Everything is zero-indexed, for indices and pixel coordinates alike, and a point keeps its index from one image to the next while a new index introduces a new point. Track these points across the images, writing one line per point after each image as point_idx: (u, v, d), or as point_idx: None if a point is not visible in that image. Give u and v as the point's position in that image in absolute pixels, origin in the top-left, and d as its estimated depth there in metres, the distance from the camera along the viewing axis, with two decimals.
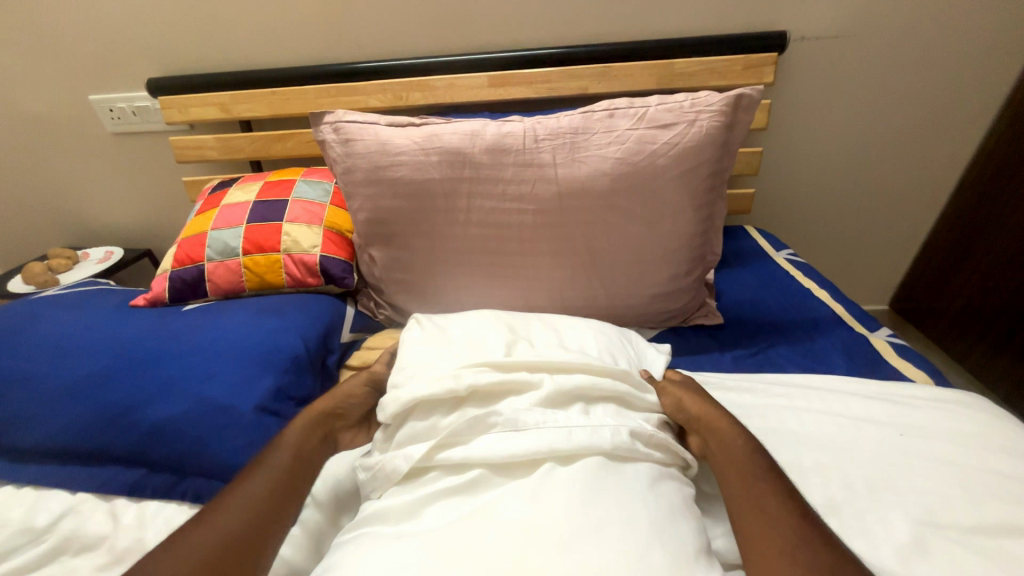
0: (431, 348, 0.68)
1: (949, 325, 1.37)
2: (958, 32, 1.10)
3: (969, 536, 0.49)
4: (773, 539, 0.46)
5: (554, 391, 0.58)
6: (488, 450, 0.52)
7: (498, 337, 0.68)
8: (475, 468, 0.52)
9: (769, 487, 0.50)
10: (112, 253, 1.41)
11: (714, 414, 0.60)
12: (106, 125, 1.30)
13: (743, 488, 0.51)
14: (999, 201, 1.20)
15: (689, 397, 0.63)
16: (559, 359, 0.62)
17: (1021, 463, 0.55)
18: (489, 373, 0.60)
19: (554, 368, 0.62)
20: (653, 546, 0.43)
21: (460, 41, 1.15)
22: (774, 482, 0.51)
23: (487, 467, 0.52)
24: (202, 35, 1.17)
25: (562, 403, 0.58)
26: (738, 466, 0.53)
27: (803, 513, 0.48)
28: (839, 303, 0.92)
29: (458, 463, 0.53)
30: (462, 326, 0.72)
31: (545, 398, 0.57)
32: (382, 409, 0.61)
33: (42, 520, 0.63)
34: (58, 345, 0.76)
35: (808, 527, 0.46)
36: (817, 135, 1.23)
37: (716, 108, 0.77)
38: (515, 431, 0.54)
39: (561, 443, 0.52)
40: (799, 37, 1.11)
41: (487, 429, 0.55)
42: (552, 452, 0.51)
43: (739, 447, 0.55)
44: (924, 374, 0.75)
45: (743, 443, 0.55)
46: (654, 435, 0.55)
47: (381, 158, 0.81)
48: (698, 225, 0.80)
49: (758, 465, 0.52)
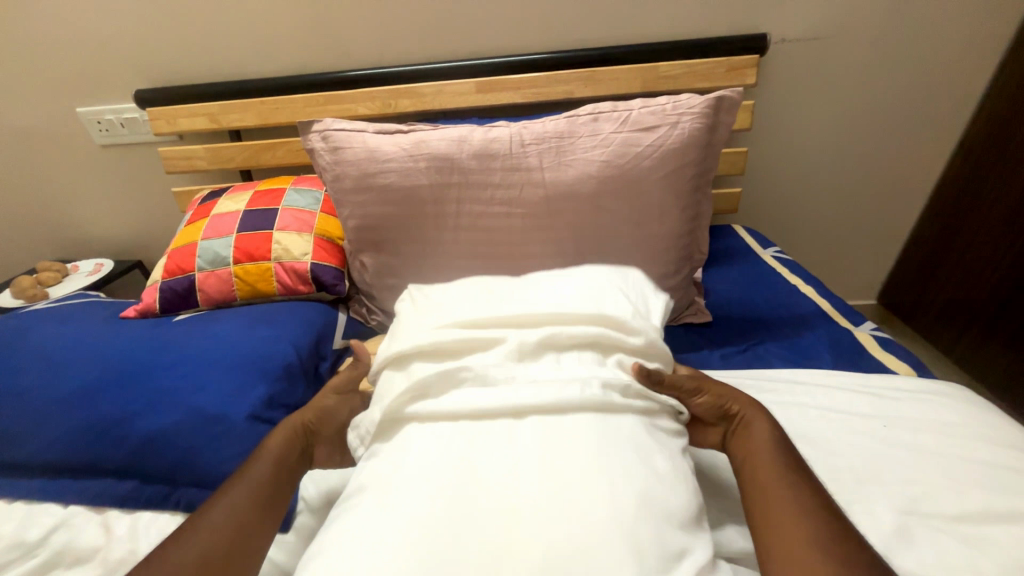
0: (414, 313, 0.69)
1: (935, 318, 1.39)
2: (932, 32, 1.13)
3: (953, 523, 0.50)
4: (797, 534, 0.44)
5: (523, 344, 0.58)
6: (460, 402, 0.53)
7: (471, 298, 0.68)
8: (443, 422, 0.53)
9: (794, 479, 0.49)
10: (102, 265, 1.40)
11: (753, 408, 0.59)
12: (94, 137, 1.30)
13: (763, 478, 0.51)
14: (980, 196, 1.23)
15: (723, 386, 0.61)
16: (525, 315, 0.61)
17: (1000, 450, 0.56)
18: (457, 332, 0.61)
19: (524, 322, 0.62)
20: (639, 506, 0.43)
21: (447, 48, 1.16)
22: (803, 473, 0.50)
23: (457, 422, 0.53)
24: (190, 46, 1.17)
25: (530, 355, 0.58)
26: (762, 454, 0.53)
27: (827, 505, 0.47)
28: (825, 299, 0.94)
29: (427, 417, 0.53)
30: (442, 293, 0.72)
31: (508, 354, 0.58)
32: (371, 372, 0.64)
33: (33, 534, 0.63)
34: (48, 359, 0.76)
35: (835, 524, 0.45)
36: (801, 134, 1.25)
37: (698, 110, 0.79)
38: (483, 385, 0.55)
39: (536, 400, 0.52)
40: (780, 39, 1.13)
41: (457, 384, 0.56)
42: (512, 408, 0.52)
43: (774, 443, 0.54)
44: (907, 366, 0.76)
45: (775, 432, 0.55)
46: (629, 385, 0.54)
47: (370, 166, 0.82)
48: (684, 225, 0.81)
49: (787, 456, 0.52)
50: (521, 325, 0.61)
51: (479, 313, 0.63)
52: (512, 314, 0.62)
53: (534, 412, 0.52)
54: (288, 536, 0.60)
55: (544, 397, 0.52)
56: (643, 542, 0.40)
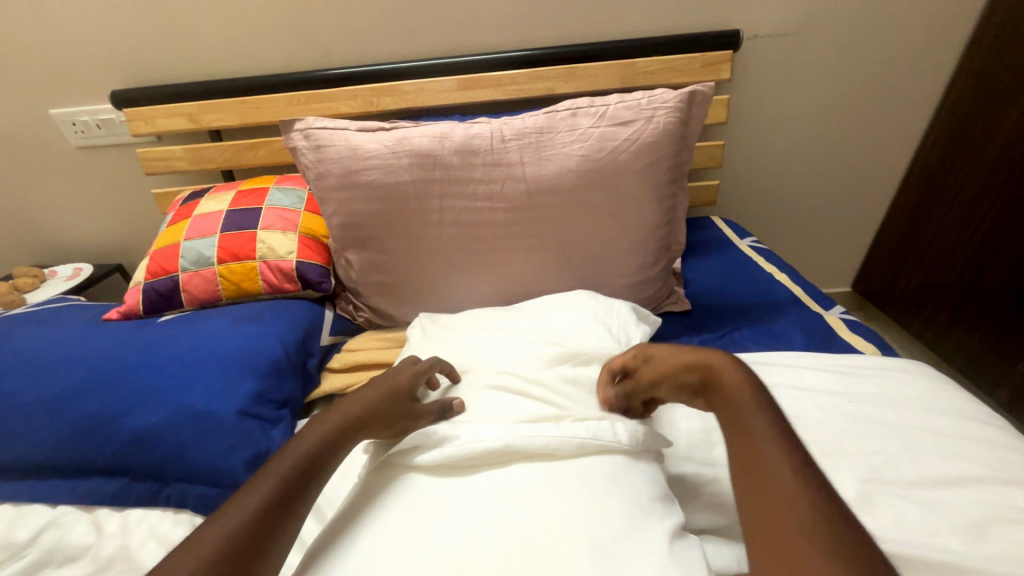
0: (430, 346, 0.74)
1: (905, 304, 1.45)
2: (896, 28, 1.17)
3: (911, 488, 0.53)
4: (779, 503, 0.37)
5: (510, 367, 0.64)
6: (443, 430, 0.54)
7: (468, 334, 0.74)
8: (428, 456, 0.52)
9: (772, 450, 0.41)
10: (81, 269, 1.38)
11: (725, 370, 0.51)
12: (69, 139, 1.28)
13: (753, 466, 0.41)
14: (946, 183, 1.28)
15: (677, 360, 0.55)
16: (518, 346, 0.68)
17: (955, 421, 0.60)
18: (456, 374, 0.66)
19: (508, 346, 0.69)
20: (635, 495, 0.47)
21: (428, 46, 1.17)
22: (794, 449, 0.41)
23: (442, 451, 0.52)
24: (167, 45, 1.16)
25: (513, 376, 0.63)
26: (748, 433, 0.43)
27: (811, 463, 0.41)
28: (797, 285, 0.98)
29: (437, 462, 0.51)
30: (458, 320, 0.80)
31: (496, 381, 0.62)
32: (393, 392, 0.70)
33: (22, 534, 0.63)
34: (29, 362, 0.75)
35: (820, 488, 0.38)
36: (774, 127, 1.29)
37: (672, 105, 0.81)
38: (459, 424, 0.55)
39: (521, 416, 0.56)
40: (752, 36, 1.17)
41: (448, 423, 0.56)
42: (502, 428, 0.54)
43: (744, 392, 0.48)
44: (873, 347, 0.81)
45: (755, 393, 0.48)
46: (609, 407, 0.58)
47: (352, 163, 0.83)
48: (661, 216, 0.84)
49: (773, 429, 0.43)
50: (495, 349, 0.69)
51: (476, 348, 0.70)
52: (491, 343, 0.71)
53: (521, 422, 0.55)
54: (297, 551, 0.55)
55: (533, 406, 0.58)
56: (644, 524, 0.44)
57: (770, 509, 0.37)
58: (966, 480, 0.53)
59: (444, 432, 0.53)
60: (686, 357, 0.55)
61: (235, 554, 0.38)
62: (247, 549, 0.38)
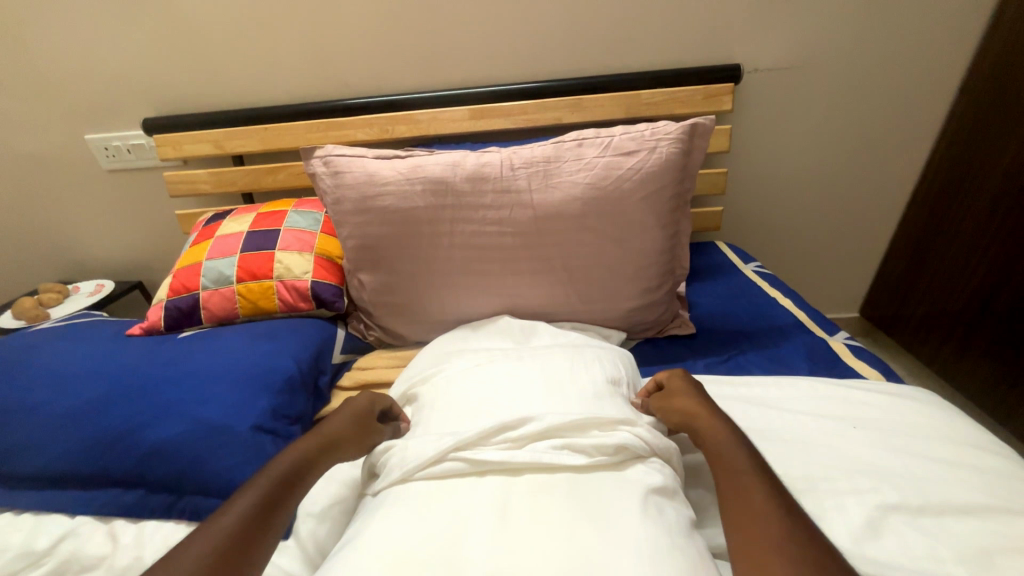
0: (566, 363, 0.67)
1: (914, 331, 1.44)
2: (891, 63, 1.22)
3: (918, 515, 0.53)
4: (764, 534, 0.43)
5: (535, 380, 0.63)
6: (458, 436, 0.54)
7: (579, 371, 0.65)
8: (454, 460, 0.53)
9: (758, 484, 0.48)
10: (103, 285, 1.43)
11: (707, 414, 0.59)
12: (101, 163, 1.35)
13: (729, 482, 0.50)
14: (950, 211, 1.29)
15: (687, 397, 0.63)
16: (564, 384, 0.62)
17: (963, 450, 0.61)
18: (543, 401, 0.59)
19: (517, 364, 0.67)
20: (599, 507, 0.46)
21: (442, 78, 1.23)
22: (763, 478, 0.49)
23: (463, 462, 0.53)
24: (198, 77, 1.24)
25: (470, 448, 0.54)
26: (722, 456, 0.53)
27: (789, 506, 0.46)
28: (801, 310, 0.99)
29: (472, 467, 0.53)
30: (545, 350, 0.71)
31: (450, 442, 0.54)
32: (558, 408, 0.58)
33: (42, 543, 0.64)
34: (56, 374, 0.79)
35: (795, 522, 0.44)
36: (775, 155, 1.33)
37: (674, 136, 0.85)
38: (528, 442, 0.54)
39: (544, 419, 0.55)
40: (752, 70, 1.22)
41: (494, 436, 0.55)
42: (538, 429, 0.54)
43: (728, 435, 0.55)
44: (878, 372, 0.81)
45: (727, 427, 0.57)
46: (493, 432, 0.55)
47: (369, 189, 0.87)
48: (665, 241, 0.86)
49: (748, 460, 0.51)
50: (417, 439, 0.57)
51: (566, 368, 0.66)
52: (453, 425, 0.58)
53: (558, 434, 0.55)
54: (304, 545, 0.62)
55: (494, 437, 0.55)
56: (591, 487, 0.49)
57: (757, 532, 0.43)
58: (973, 509, 0.53)
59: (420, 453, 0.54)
60: (683, 400, 0.62)
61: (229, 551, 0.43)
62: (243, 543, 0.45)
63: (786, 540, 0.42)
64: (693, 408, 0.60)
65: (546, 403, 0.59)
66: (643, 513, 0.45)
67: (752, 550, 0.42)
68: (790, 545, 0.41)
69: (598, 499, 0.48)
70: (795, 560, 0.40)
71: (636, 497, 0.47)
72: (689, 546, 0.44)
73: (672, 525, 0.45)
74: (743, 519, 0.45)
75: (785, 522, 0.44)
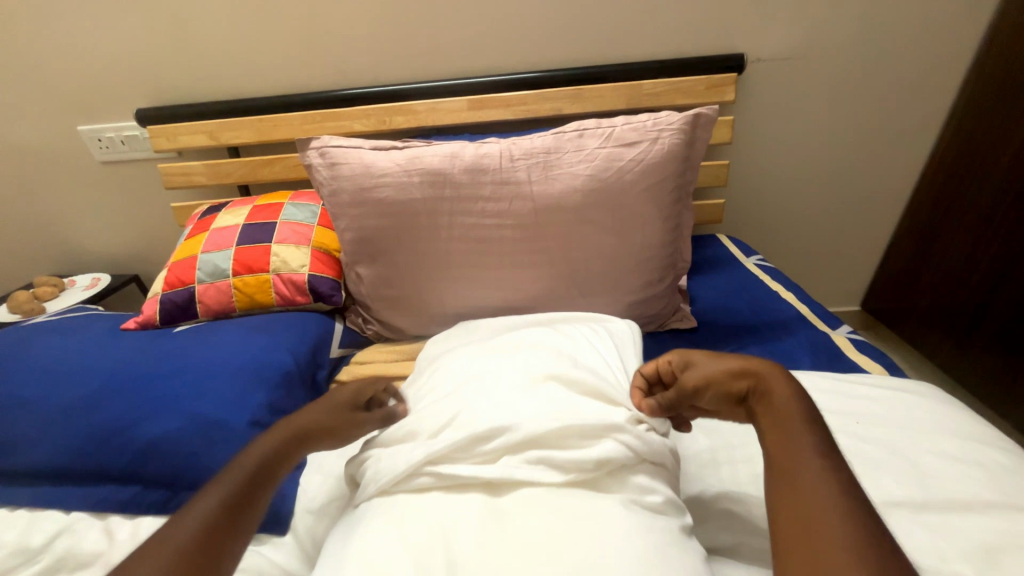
0: (558, 352, 0.66)
1: (916, 324, 1.43)
2: (897, 53, 1.20)
3: (921, 512, 0.53)
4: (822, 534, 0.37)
5: (528, 373, 0.61)
6: (430, 450, 0.53)
7: (550, 365, 0.62)
8: (427, 474, 0.52)
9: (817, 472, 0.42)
10: (99, 279, 1.42)
11: (767, 380, 0.51)
12: (94, 155, 1.33)
13: (785, 469, 0.44)
14: (954, 203, 1.28)
15: (734, 363, 0.55)
16: (553, 378, 0.60)
17: (968, 445, 0.60)
18: (529, 397, 0.57)
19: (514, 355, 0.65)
20: (587, 522, 0.45)
21: (440, 67, 1.21)
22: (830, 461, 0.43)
23: (438, 476, 0.52)
24: (191, 66, 1.21)
25: (445, 461, 0.53)
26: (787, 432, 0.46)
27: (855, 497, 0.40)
28: (803, 303, 0.98)
29: (448, 481, 0.51)
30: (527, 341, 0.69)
31: (421, 457, 0.52)
32: (552, 401, 0.56)
33: (37, 539, 0.64)
34: (50, 369, 0.78)
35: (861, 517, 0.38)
36: (779, 147, 1.31)
37: (677, 127, 0.83)
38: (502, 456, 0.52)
39: (523, 429, 0.53)
40: (756, 59, 1.20)
41: (468, 449, 0.53)
42: (514, 439, 0.52)
43: (789, 408, 0.48)
44: (881, 367, 0.81)
45: (803, 405, 0.49)
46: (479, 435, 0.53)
47: (366, 181, 0.85)
48: (667, 234, 0.85)
49: (813, 440, 0.45)
50: (390, 452, 0.56)
51: (560, 358, 0.64)
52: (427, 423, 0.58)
53: (534, 446, 0.52)
54: (306, 542, 0.62)
55: (469, 448, 0.53)
56: (575, 501, 0.48)
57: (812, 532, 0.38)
58: (978, 505, 0.52)
59: (389, 468, 0.53)
60: (731, 365, 0.55)
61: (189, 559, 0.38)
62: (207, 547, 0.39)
63: (852, 536, 0.36)
64: (754, 375, 0.53)
65: (535, 399, 0.57)
66: (627, 532, 0.44)
67: (807, 546, 0.37)
68: (863, 547, 0.35)
69: (581, 515, 0.46)
70: (865, 562, 0.34)
71: (627, 514, 0.46)
72: (684, 561, 0.43)
73: (664, 541, 0.44)
74: (803, 510, 0.40)
75: (853, 517, 0.38)
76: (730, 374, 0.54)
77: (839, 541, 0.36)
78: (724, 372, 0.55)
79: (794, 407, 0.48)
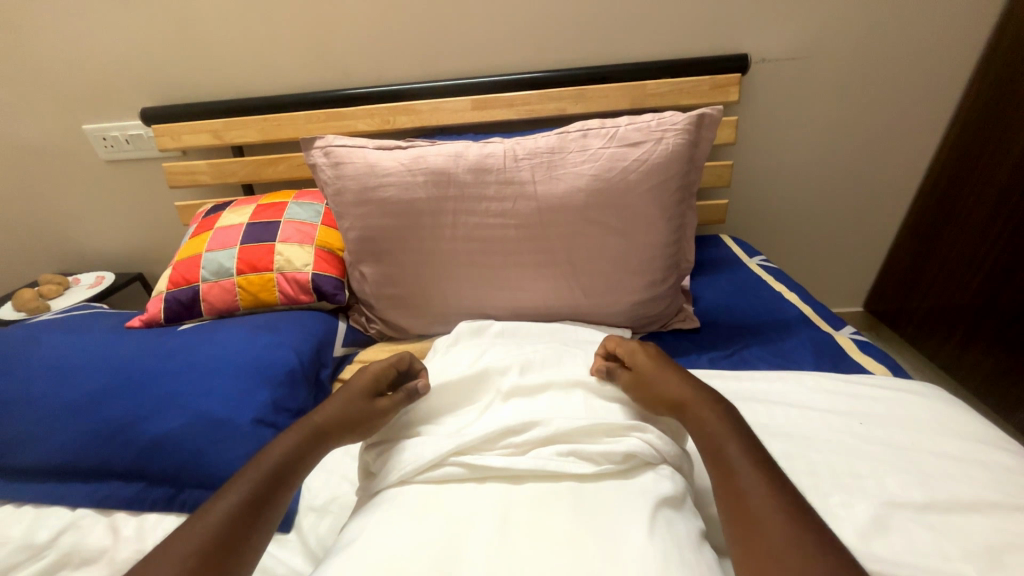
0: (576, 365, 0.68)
1: (918, 325, 1.43)
2: (902, 53, 1.19)
3: (924, 513, 0.53)
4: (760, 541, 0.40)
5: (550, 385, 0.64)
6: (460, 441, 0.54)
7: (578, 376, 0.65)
8: (455, 463, 0.53)
9: (752, 478, 0.44)
10: (103, 277, 1.43)
11: (697, 402, 0.54)
12: (99, 153, 1.34)
13: (723, 477, 0.46)
14: (957, 204, 1.28)
15: (672, 379, 0.57)
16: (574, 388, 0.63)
17: (970, 445, 0.60)
18: (553, 406, 0.60)
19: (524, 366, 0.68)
20: (601, 518, 0.45)
21: (443, 67, 1.21)
22: (764, 470, 0.45)
23: (464, 467, 0.53)
24: (196, 65, 1.22)
25: (473, 452, 0.54)
26: (717, 446, 0.48)
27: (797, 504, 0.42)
28: (807, 304, 0.98)
29: (475, 472, 0.52)
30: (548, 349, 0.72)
31: (450, 447, 0.53)
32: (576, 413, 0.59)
33: (42, 536, 0.64)
34: (56, 366, 0.78)
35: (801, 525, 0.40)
36: (782, 148, 1.31)
37: (681, 127, 0.83)
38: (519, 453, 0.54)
39: (551, 425, 0.55)
40: (760, 59, 1.19)
41: (494, 444, 0.55)
42: (546, 435, 0.54)
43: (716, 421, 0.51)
44: (884, 367, 0.80)
45: (724, 416, 0.52)
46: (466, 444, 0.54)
47: (370, 180, 0.86)
48: (671, 234, 0.85)
49: (743, 448, 0.47)
50: (416, 441, 0.56)
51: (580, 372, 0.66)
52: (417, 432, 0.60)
53: (563, 440, 0.54)
54: (310, 541, 0.61)
55: (497, 441, 0.55)
56: (595, 496, 0.48)
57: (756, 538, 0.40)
58: (980, 506, 0.52)
59: (415, 454, 0.54)
60: (671, 382, 0.57)
61: (214, 549, 0.41)
62: (228, 543, 0.42)
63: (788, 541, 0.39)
64: (683, 394, 0.55)
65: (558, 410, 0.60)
66: (648, 526, 0.44)
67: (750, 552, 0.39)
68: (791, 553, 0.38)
69: (601, 509, 0.46)
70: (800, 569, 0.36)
71: (642, 508, 0.45)
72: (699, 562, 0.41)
73: (682, 536, 0.44)
74: (744, 517, 0.42)
75: (791, 522, 0.40)
76: (667, 394, 0.56)
77: (779, 557, 0.38)
78: (660, 392, 0.57)
79: (722, 420, 0.51)
